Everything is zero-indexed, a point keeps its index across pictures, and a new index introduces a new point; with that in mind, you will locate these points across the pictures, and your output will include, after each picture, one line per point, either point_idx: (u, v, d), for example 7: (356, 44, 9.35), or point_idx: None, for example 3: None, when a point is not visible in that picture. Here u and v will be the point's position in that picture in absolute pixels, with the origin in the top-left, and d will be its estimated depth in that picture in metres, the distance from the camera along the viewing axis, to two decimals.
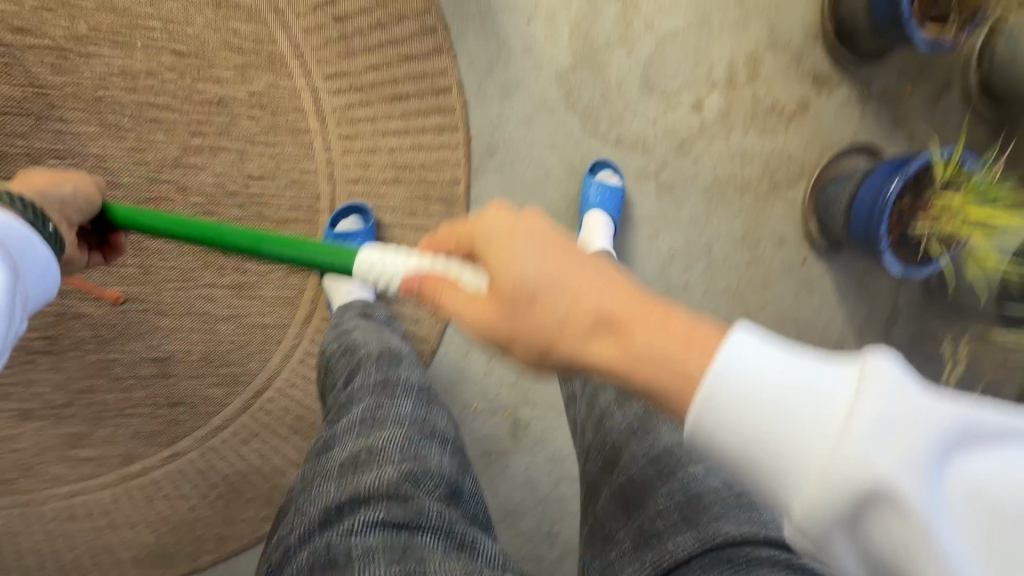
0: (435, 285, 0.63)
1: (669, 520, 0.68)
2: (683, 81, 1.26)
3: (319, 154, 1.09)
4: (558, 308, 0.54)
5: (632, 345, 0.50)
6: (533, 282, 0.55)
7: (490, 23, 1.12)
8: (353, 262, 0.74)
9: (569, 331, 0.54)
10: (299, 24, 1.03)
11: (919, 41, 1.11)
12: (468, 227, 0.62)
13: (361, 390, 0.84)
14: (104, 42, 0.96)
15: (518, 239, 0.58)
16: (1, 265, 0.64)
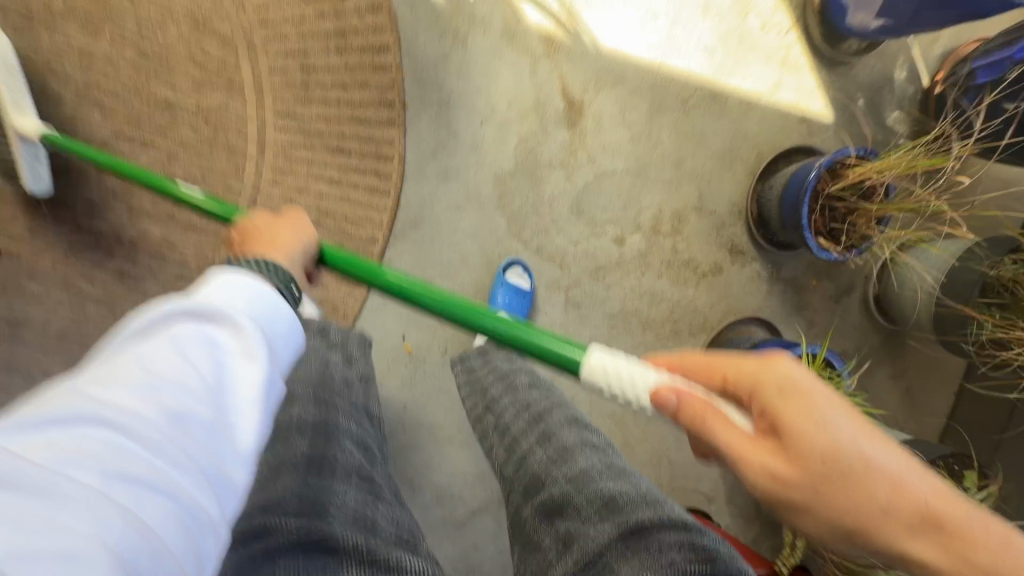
0: (701, 410, 0.60)
1: (583, 517, 0.75)
2: (611, 215, 1.35)
3: (248, 177, 1.13)
4: (883, 495, 0.55)
5: (934, 535, 0.55)
6: (810, 427, 0.57)
7: (446, 113, 1.20)
8: (582, 362, 0.69)
9: (870, 506, 0.55)
10: (267, 63, 1.10)
11: (813, 247, 1.22)
12: (749, 370, 0.61)
13: (254, 455, 0.78)
14: (75, 24, 1.02)
15: (768, 379, 0.60)
16: (280, 309, 0.65)
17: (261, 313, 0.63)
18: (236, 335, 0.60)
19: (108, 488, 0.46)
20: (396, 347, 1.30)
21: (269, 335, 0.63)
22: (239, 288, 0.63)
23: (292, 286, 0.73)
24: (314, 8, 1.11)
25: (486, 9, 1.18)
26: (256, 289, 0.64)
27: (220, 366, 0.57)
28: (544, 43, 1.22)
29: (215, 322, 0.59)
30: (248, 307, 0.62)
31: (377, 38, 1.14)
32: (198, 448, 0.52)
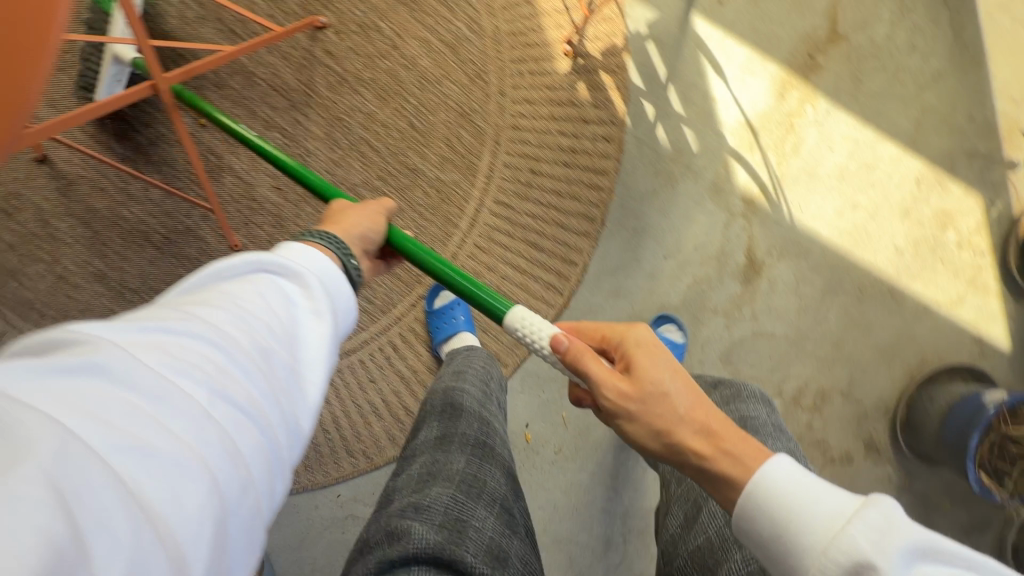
0: (582, 352, 0.70)
1: None
2: (761, 375, 1.32)
3: (450, 245, 1.24)
4: (679, 394, 0.67)
5: (727, 442, 0.63)
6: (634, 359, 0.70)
7: (637, 240, 1.29)
8: (504, 311, 0.78)
9: (685, 422, 0.65)
10: (504, 158, 1.24)
11: (974, 483, 1.15)
12: (618, 329, 0.74)
13: (420, 448, 0.81)
14: (372, 90, 1.21)
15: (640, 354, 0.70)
16: (345, 289, 0.64)
17: (331, 287, 0.63)
18: (305, 292, 0.59)
19: (215, 406, 0.43)
20: (516, 433, 1.32)
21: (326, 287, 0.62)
22: (307, 256, 0.63)
23: (352, 261, 0.73)
24: (559, 124, 1.24)
25: (704, 161, 1.27)
26: (342, 286, 0.64)
27: (294, 318, 0.56)
28: (745, 202, 1.29)
29: (288, 278, 0.59)
30: (311, 266, 0.62)
31: (602, 164, 1.25)
32: (278, 386, 0.50)
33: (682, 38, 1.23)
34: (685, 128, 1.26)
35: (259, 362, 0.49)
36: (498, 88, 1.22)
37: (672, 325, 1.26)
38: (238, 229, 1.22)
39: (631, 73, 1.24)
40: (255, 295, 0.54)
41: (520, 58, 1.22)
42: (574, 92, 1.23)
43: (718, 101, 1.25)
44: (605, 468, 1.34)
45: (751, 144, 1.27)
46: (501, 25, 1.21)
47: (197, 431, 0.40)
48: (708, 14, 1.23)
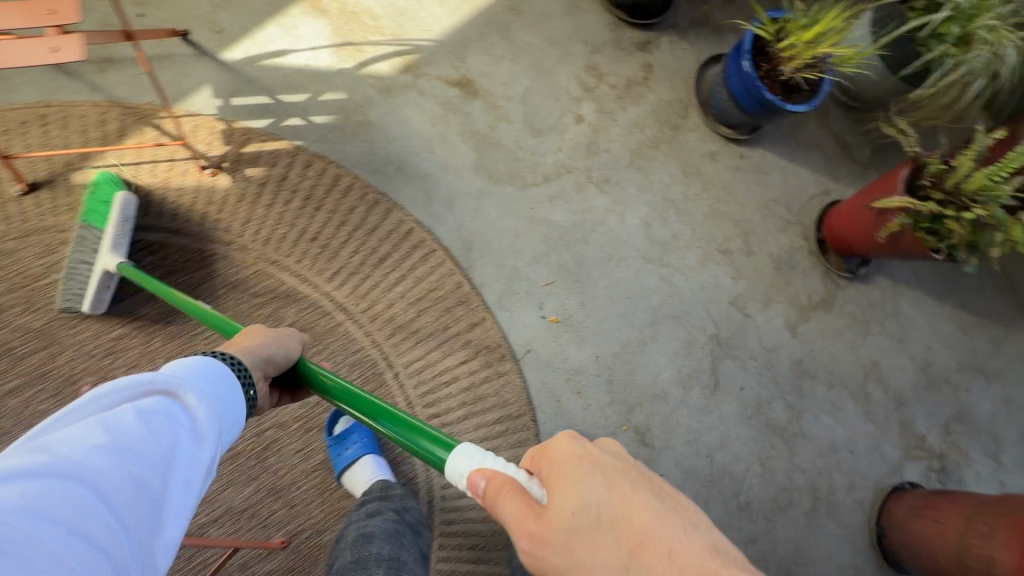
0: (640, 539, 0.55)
1: None
2: (557, 112, 1.57)
3: (358, 333, 1.33)
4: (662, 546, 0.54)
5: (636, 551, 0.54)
6: (241, 352, 0.83)
7: (408, 169, 1.42)
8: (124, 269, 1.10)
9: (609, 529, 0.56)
10: (293, 260, 1.31)
11: None
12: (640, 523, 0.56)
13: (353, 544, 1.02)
14: (179, 361, 1.21)
15: (280, 337, 0.92)
16: (233, 381, 0.71)
17: (202, 376, 0.67)
18: (178, 399, 0.61)
19: (70, 551, 0.45)
20: (548, 326, 1.47)
21: (218, 394, 0.67)
22: (199, 378, 0.66)
23: (251, 388, 0.77)
24: (279, 201, 1.32)
25: (358, 91, 1.41)
26: (208, 361, 0.70)
27: (165, 415, 0.58)
28: (407, 71, 1.45)
29: (166, 397, 0.60)
30: (196, 377, 0.66)
31: (329, 176, 1.36)
32: (141, 521, 0.51)
33: (238, 72, 1.33)
34: (322, 96, 1.38)
35: (127, 466, 0.52)
36: (223, 243, 1.28)
37: None
38: (269, 535, 1.21)
39: (254, 126, 1.33)
40: (140, 421, 0.55)
41: (202, 215, 1.27)
42: (253, 179, 1.31)
43: (307, 62, 1.38)
44: (601, 257, 1.54)
45: (358, 49, 1.43)
46: (161, 223, 1.24)
47: (47, 464, 0.48)
48: (223, 43, 1.33)
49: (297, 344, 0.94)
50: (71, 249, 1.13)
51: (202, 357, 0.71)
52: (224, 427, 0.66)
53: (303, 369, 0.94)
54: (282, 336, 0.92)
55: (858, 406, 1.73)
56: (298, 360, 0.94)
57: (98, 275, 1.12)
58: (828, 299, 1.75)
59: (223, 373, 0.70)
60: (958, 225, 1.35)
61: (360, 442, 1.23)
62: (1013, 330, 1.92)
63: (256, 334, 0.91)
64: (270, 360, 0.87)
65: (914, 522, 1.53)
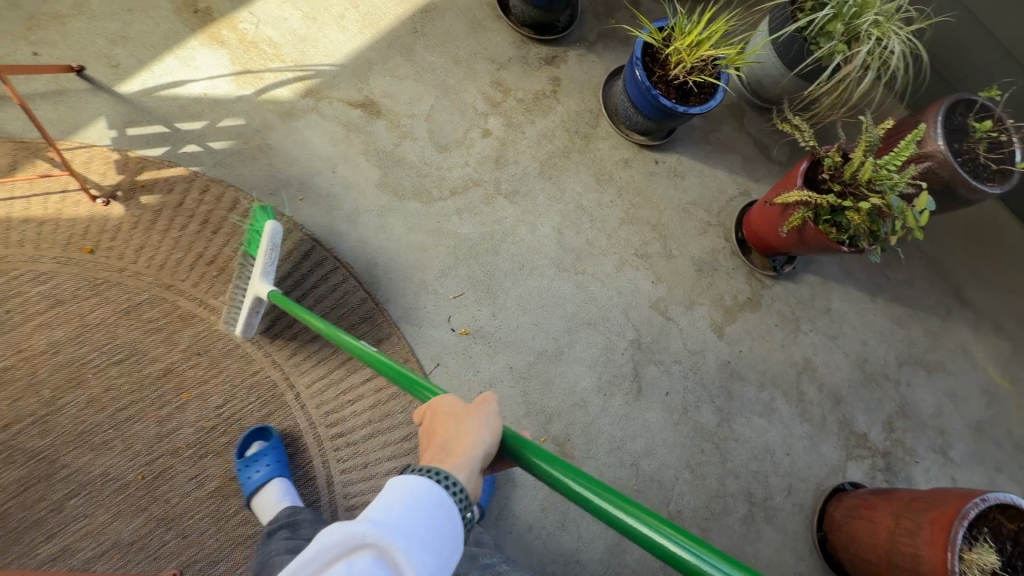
0: None
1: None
2: (463, 127, 1.59)
3: (257, 354, 1.32)
4: None
5: None
6: (450, 455, 0.69)
7: (310, 190, 1.44)
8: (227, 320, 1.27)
9: None
10: (189, 284, 1.31)
11: None
12: None
13: None
14: (67, 391, 1.20)
15: (488, 418, 0.74)
16: (448, 508, 0.64)
17: (412, 512, 0.61)
18: (382, 549, 0.55)
19: None
20: (458, 339, 1.46)
21: (425, 520, 0.61)
22: (410, 510, 0.61)
23: (450, 479, 0.66)
24: (175, 226, 1.33)
25: (258, 117, 1.44)
26: (428, 485, 0.64)
27: (372, 572, 0.54)
28: (308, 95, 1.49)
29: (374, 551, 0.55)
30: (407, 510, 0.61)
31: (227, 200, 1.37)
32: None
33: (136, 105, 1.37)
34: (221, 123, 1.41)
35: None
36: (117, 270, 1.28)
37: None
38: (160, 567, 1.15)
39: (151, 155, 1.35)
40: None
41: (95, 243, 1.28)
42: (148, 206, 1.32)
43: (206, 92, 1.42)
44: (512, 267, 1.54)
45: (258, 76, 1.46)
46: (52, 253, 1.25)
47: None
48: (121, 77, 1.37)
49: (499, 421, 0.75)
50: (234, 278, 1.30)
51: (422, 480, 0.64)
52: (443, 570, 0.60)
53: (506, 442, 0.75)
54: (484, 417, 0.74)
55: (793, 406, 1.69)
56: (500, 430, 0.75)
57: (250, 302, 1.23)
58: (754, 299, 1.74)
59: (440, 497, 0.64)
60: (856, 215, 1.36)
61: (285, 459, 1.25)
62: (951, 321, 1.90)
63: (466, 417, 0.74)
64: (484, 453, 0.71)
65: (851, 522, 1.48)
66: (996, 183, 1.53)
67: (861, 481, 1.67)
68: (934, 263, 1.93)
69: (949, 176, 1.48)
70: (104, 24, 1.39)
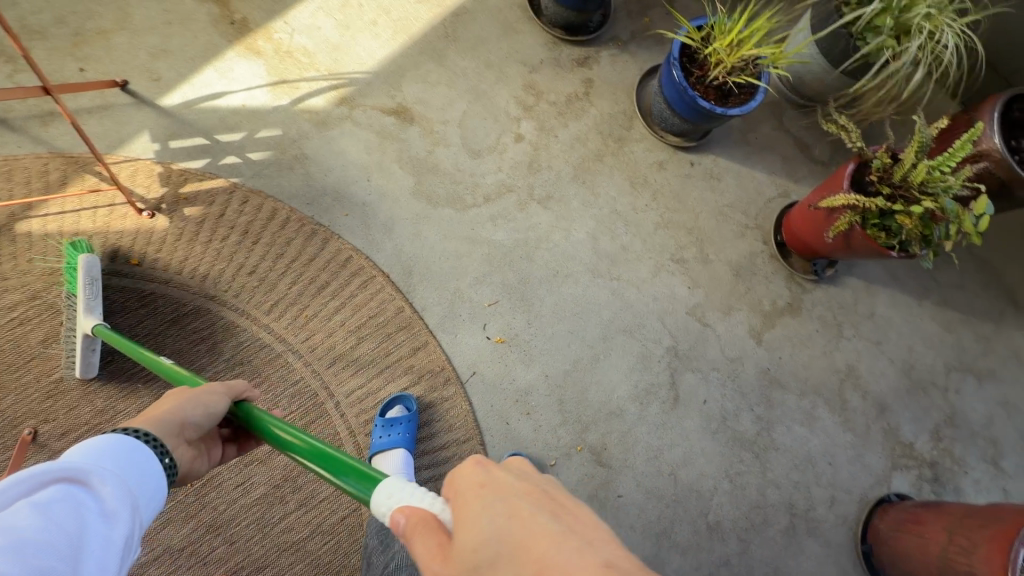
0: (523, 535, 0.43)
1: None
2: (496, 133, 1.58)
3: (298, 364, 1.34)
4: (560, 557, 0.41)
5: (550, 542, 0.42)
6: (152, 418, 0.73)
7: (345, 198, 1.44)
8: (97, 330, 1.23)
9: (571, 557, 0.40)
10: (231, 294, 1.34)
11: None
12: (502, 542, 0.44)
13: None
14: (119, 401, 1.24)
15: (198, 396, 0.79)
16: (143, 458, 0.67)
17: (110, 459, 0.63)
18: (90, 483, 0.58)
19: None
20: (493, 348, 1.45)
21: (130, 468, 0.65)
22: (103, 456, 0.63)
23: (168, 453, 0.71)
24: (217, 237, 1.35)
25: (293, 126, 1.45)
26: (119, 438, 0.67)
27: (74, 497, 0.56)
28: (342, 104, 1.49)
29: (73, 483, 0.57)
30: (96, 456, 0.63)
31: (265, 210, 1.39)
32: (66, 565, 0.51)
33: (177, 117, 1.39)
34: (258, 134, 1.42)
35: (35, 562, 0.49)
36: (162, 283, 1.31)
37: None
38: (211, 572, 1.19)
39: (193, 167, 1.38)
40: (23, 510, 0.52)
41: (141, 255, 1.31)
42: (190, 218, 1.35)
43: (244, 102, 1.43)
44: (546, 274, 1.53)
45: (293, 86, 1.47)
46: (102, 265, 1.29)
47: None
48: (161, 90, 1.39)
49: (224, 394, 0.82)
50: (63, 320, 1.23)
51: (117, 434, 0.67)
52: (146, 498, 0.65)
53: (239, 410, 0.83)
54: (210, 391, 0.81)
55: (835, 414, 1.64)
56: (235, 402, 0.83)
57: (79, 340, 1.19)
58: (794, 304, 1.69)
59: (143, 451, 0.67)
60: (908, 219, 1.30)
61: (402, 436, 1.28)
62: (1004, 325, 1.81)
63: (174, 397, 0.79)
64: (189, 424, 0.76)
65: (899, 536, 1.43)
66: None
67: (908, 492, 1.62)
68: (985, 265, 1.84)
69: (1007, 176, 1.41)
70: (144, 38, 1.41)
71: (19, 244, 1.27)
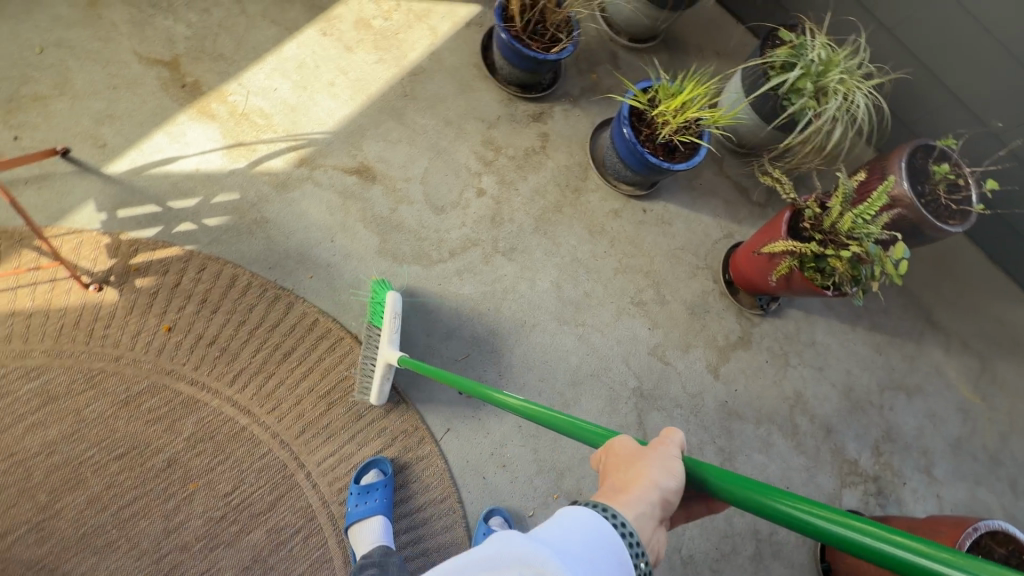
0: None
1: None
2: (458, 188, 1.62)
3: (264, 436, 1.29)
4: None
5: None
6: (628, 501, 0.64)
7: (309, 261, 1.43)
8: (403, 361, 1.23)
9: None
10: (189, 367, 1.28)
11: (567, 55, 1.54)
12: None
13: None
14: (65, 493, 1.15)
15: (663, 459, 0.70)
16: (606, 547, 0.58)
17: (582, 550, 0.57)
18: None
19: None
20: (466, 402, 1.46)
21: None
22: (582, 539, 0.58)
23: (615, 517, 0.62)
24: (173, 308, 1.30)
25: (252, 189, 1.42)
26: (594, 515, 0.61)
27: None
28: (302, 165, 1.48)
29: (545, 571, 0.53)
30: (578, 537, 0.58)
31: (225, 277, 1.35)
32: None
33: (127, 185, 1.34)
34: (214, 199, 1.39)
35: None
36: (111, 360, 1.23)
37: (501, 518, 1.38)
38: None
39: (144, 236, 1.32)
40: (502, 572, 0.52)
41: (88, 332, 1.23)
42: (143, 290, 1.29)
43: (198, 167, 1.40)
44: (515, 324, 1.56)
45: (251, 148, 1.45)
46: (43, 346, 1.21)
47: None
48: (108, 157, 1.34)
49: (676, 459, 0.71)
50: (363, 347, 1.35)
51: (590, 511, 0.61)
52: None
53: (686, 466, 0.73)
54: (668, 455, 0.71)
55: (789, 440, 1.75)
56: (681, 458, 0.72)
57: None
58: (745, 337, 1.81)
59: (608, 536, 0.59)
60: (839, 263, 1.44)
61: (379, 501, 1.25)
62: (925, 345, 2.01)
63: (639, 459, 0.70)
64: (667, 495, 0.67)
65: (853, 553, 1.53)
66: (958, 222, 1.64)
67: (857, 508, 1.74)
68: (904, 291, 2.05)
69: (917, 218, 1.59)
70: (87, 103, 1.36)
71: None
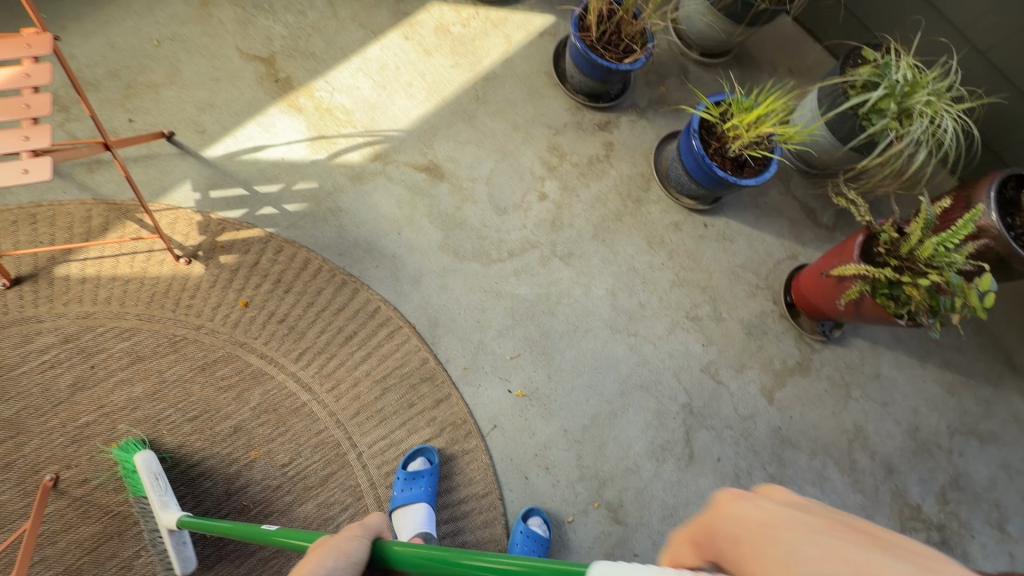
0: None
1: None
2: (521, 191, 1.65)
3: (322, 413, 1.35)
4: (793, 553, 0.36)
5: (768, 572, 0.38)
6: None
7: (375, 250, 1.49)
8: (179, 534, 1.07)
9: None
10: (260, 341, 1.36)
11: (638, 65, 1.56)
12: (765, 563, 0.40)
13: None
14: (143, 447, 1.24)
15: (343, 543, 0.64)
16: None
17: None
18: None
19: None
20: (514, 401, 1.47)
21: None
22: None
23: None
24: (251, 285, 1.38)
25: (329, 180, 1.51)
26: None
27: None
28: (376, 159, 1.56)
29: None
30: None
31: (298, 260, 1.43)
32: None
33: (220, 168, 1.44)
34: (295, 186, 1.48)
35: None
36: (193, 328, 1.33)
37: (541, 519, 1.38)
38: None
39: (230, 216, 1.42)
40: None
41: (175, 301, 1.33)
42: (225, 266, 1.38)
43: (283, 156, 1.49)
44: (567, 329, 1.57)
45: (331, 141, 1.54)
46: (135, 310, 1.31)
47: None
48: (205, 141, 1.45)
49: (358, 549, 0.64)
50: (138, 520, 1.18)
51: None
52: None
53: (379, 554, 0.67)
54: (349, 538, 0.65)
55: (845, 475, 1.67)
56: (370, 541, 0.68)
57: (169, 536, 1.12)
58: (804, 363, 1.74)
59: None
60: (916, 291, 1.37)
61: (423, 489, 1.29)
62: (1004, 389, 1.87)
63: (322, 542, 0.65)
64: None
65: None
66: None
67: None
68: (983, 330, 1.91)
69: (1006, 251, 1.50)
70: (192, 92, 1.48)
71: (55, 288, 1.30)
